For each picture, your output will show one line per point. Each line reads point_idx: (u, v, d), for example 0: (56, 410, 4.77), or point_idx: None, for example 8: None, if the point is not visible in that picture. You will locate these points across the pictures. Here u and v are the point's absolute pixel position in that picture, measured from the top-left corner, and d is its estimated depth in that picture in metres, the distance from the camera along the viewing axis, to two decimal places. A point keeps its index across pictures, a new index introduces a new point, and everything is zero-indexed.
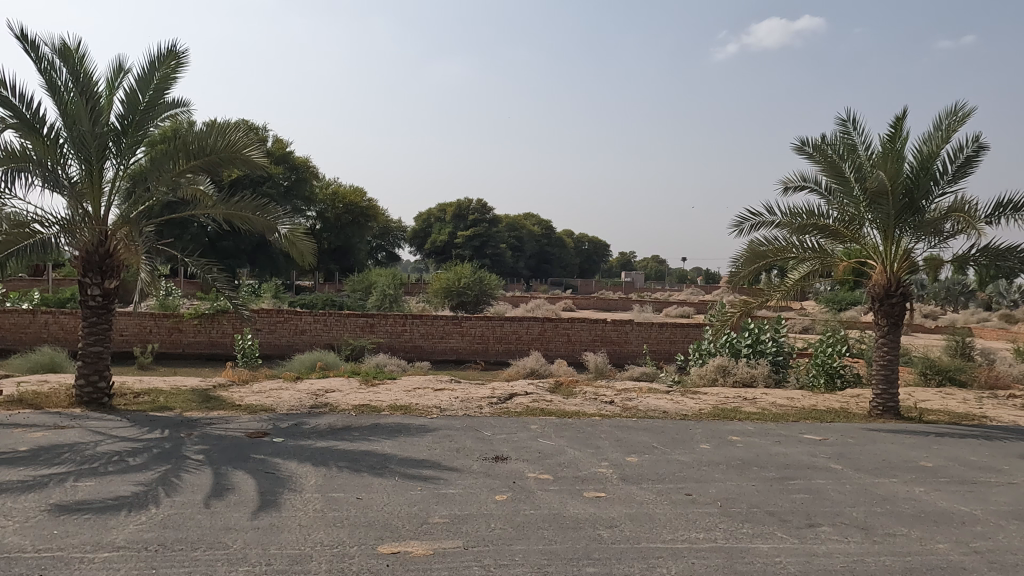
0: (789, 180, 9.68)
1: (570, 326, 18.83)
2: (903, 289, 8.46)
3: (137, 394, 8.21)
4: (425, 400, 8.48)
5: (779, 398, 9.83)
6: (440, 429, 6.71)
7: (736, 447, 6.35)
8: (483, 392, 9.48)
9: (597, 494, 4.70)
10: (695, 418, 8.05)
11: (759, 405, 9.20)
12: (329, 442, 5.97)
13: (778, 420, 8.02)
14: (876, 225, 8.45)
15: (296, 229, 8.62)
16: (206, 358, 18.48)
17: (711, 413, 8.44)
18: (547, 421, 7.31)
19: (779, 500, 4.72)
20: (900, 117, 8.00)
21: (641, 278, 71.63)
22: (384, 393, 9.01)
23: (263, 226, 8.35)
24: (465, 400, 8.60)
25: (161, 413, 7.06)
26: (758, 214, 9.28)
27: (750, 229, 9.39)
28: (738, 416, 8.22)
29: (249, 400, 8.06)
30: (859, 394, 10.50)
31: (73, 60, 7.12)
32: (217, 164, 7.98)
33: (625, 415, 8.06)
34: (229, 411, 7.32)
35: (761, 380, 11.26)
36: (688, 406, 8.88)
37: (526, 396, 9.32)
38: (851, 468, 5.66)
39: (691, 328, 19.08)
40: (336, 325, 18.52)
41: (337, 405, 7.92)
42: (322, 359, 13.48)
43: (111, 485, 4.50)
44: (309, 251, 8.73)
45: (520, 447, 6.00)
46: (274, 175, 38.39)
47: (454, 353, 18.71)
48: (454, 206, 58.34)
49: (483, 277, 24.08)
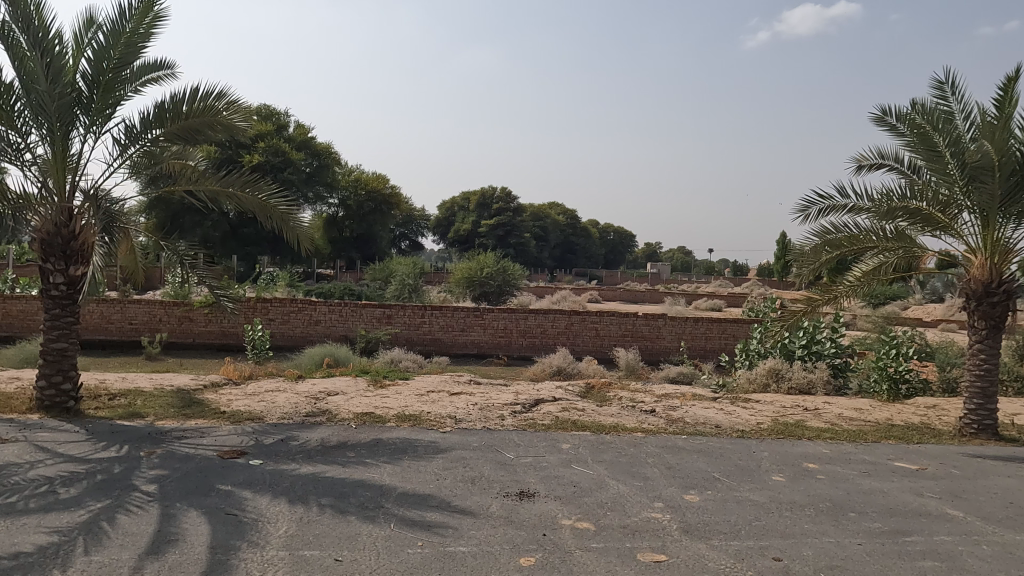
0: (864, 160, 8.38)
1: (599, 319, 17.62)
2: (1006, 286, 7.08)
3: (112, 396, 7.23)
4: (438, 408, 7.36)
5: (845, 409, 8.56)
6: (452, 449, 5.57)
7: (817, 481, 5.11)
8: (505, 397, 8.33)
9: (656, 557, 3.52)
10: (755, 436, 6.82)
11: (825, 419, 7.90)
12: (317, 467, 4.87)
13: (856, 439, 6.74)
14: (975, 208, 7.08)
15: (293, 212, 7.41)
16: (217, 349, 17.67)
17: (772, 429, 7.19)
18: (581, 439, 6.14)
19: (903, 570, 3.49)
20: (1011, 76, 6.64)
21: (667, 268, 69.95)
22: (393, 398, 7.92)
23: (253, 205, 7.23)
24: (484, 409, 7.45)
25: (129, 423, 6.07)
26: (828, 196, 8.00)
27: (817, 215, 8.09)
28: (806, 433, 6.95)
29: (237, 406, 7.04)
30: (937, 406, 9.14)
31: (27, 9, 6.06)
32: (199, 128, 7.12)
33: (670, 430, 6.85)
34: (210, 420, 6.29)
35: (821, 388, 9.88)
36: (744, 419, 7.63)
37: (554, 403, 8.14)
38: (975, 517, 4.40)
39: (729, 324, 17.73)
40: (352, 315, 17.60)
41: (336, 414, 6.84)
42: (331, 355, 12.48)
43: (17, 535, 3.45)
44: (310, 238, 7.50)
45: (550, 478, 4.85)
46: (296, 161, 37.63)
47: (475, 347, 17.62)
48: (478, 194, 57.29)
49: (506, 266, 23.01)
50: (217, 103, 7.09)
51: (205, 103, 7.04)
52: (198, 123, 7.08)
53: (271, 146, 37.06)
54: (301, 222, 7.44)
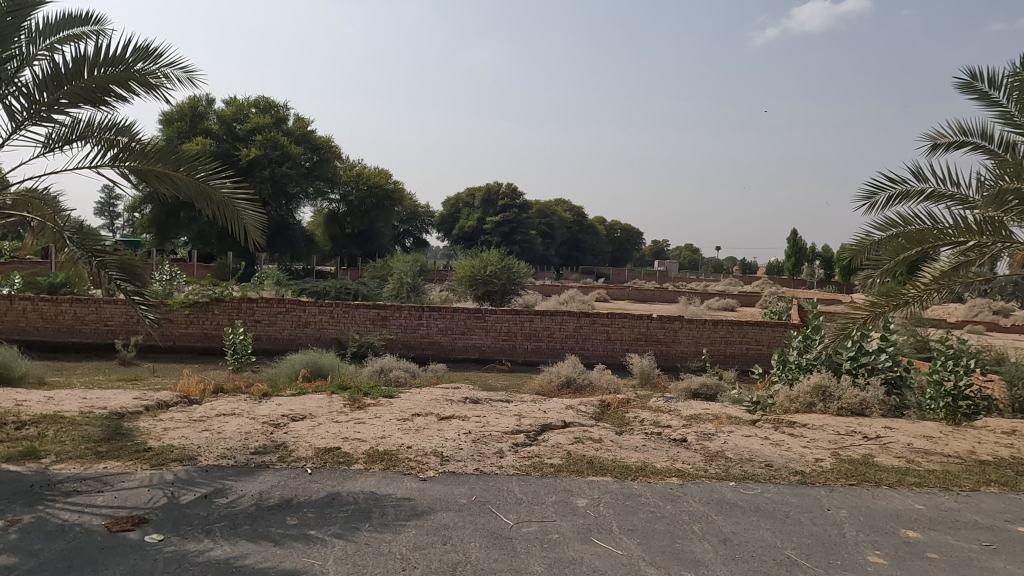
0: (933, 138, 7.00)
1: (611, 322, 16.21)
2: None
3: (23, 424, 5.89)
4: (423, 441, 5.97)
5: (914, 439, 7.14)
6: (432, 510, 4.18)
7: (933, 566, 3.69)
8: (506, 423, 6.93)
9: None
10: (819, 481, 5.40)
11: (895, 452, 6.45)
12: (237, 548, 3.49)
13: (949, 486, 5.31)
14: None
15: (238, 196, 6.12)
16: (200, 352, 16.36)
17: (837, 470, 5.77)
18: (603, 493, 4.72)
19: None
20: None
21: (676, 266, 68.42)
22: (371, 425, 6.55)
23: (190, 188, 5.89)
24: (479, 442, 6.06)
25: (22, 466, 4.72)
26: (900, 181, 6.61)
27: (887, 204, 6.70)
28: (884, 477, 5.50)
29: (173, 437, 5.68)
30: (1019, 432, 7.69)
31: None
32: (111, 88, 5.64)
33: (711, 473, 5.44)
34: (129, 461, 4.93)
35: (875, 408, 8.41)
36: (798, 456, 6.21)
37: (565, 431, 6.74)
38: None
39: (751, 326, 16.28)
40: (344, 317, 16.25)
41: (294, 452, 5.47)
42: (311, 365, 11.13)
43: None
44: (259, 227, 6.20)
45: (564, 566, 3.45)
46: (296, 155, 36.39)
47: (476, 351, 16.23)
48: (483, 190, 55.93)
49: (512, 264, 21.43)
50: (135, 56, 5.66)
51: (123, 59, 5.61)
52: (111, 81, 5.61)
53: (269, 139, 35.75)
54: (248, 208, 6.14)
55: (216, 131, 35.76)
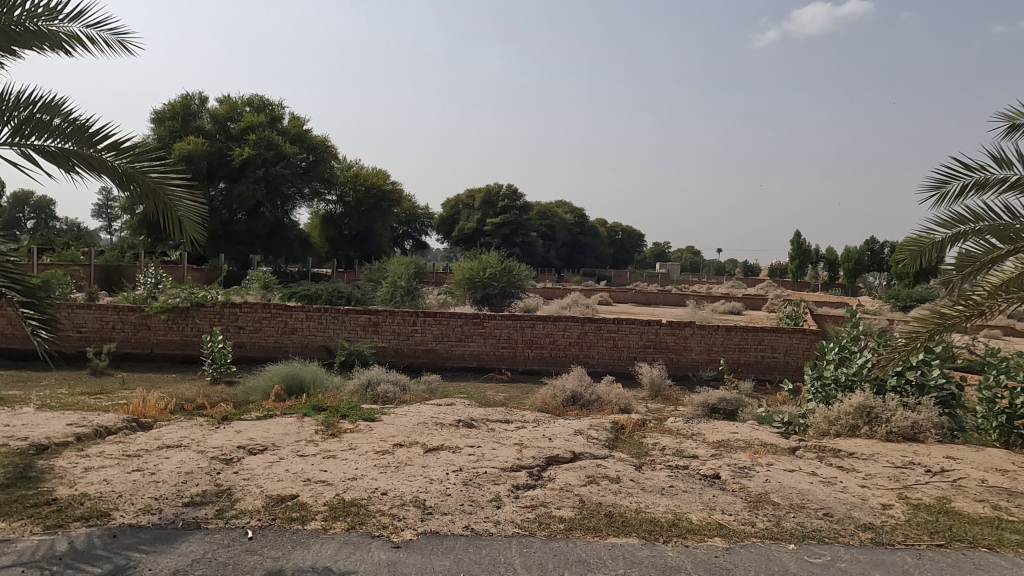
0: (1012, 116, 5.95)
1: (617, 328, 15.12)
2: None
3: None
4: (402, 484, 4.87)
5: (988, 473, 6.02)
6: None
7: None
8: (504, 456, 5.82)
9: None
10: (898, 541, 4.28)
11: (974, 494, 5.35)
12: None
13: None
14: None
15: (171, 182, 5.16)
16: (179, 361, 15.28)
17: (916, 521, 4.64)
18: (630, 567, 3.60)
19: None
20: None
21: (678, 268, 67.44)
22: (343, 461, 5.44)
23: (112, 172, 4.88)
24: (472, 485, 4.96)
25: None
26: (982, 168, 5.53)
27: (962, 197, 5.64)
28: (979, 534, 4.38)
29: (94, 482, 4.59)
30: None
31: None
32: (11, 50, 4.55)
33: (762, 529, 4.32)
34: (21, 522, 3.84)
35: (930, 432, 7.30)
36: (860, 501, 5.09)
37: (575, 468, 5.62)
38: None
39: (767, 333, 15.16)
40: (333, 323, 15.16)
41: (240, 502, 4.37)
42: (287, 380, 10.01)
43: None
44: (197, 220, 5.24)
45: None
46: (290, 154, 35.23)
47: (473, 359, 15.15)
48: (484, 191, 54.69)
49: (512, 267, 20.30)
50: (44, 11, 4.67)
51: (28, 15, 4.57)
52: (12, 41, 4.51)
53: (263, 139, 34.69)
54: (184, 197, 5.17)
55: (209, 129, 34.65)
